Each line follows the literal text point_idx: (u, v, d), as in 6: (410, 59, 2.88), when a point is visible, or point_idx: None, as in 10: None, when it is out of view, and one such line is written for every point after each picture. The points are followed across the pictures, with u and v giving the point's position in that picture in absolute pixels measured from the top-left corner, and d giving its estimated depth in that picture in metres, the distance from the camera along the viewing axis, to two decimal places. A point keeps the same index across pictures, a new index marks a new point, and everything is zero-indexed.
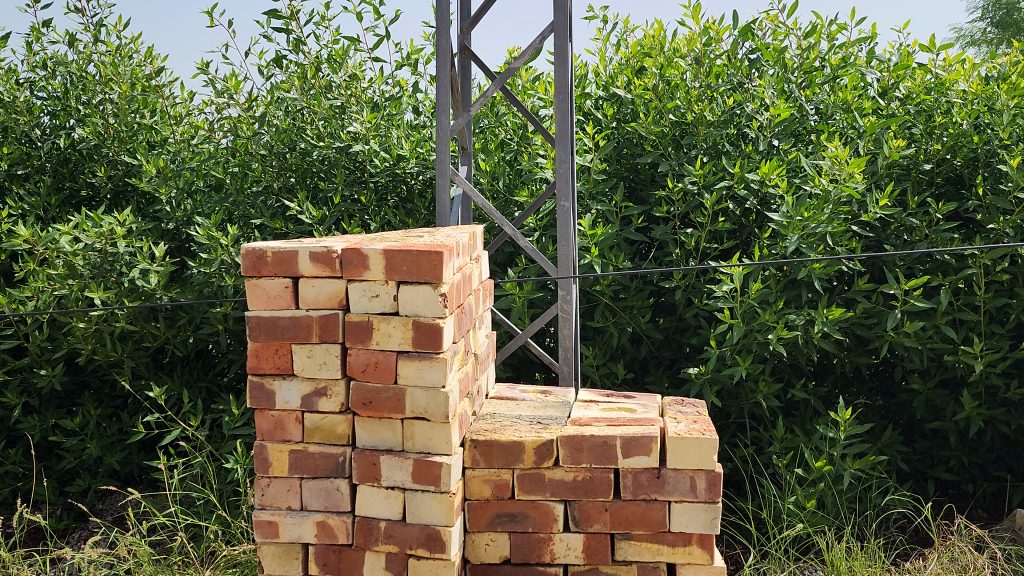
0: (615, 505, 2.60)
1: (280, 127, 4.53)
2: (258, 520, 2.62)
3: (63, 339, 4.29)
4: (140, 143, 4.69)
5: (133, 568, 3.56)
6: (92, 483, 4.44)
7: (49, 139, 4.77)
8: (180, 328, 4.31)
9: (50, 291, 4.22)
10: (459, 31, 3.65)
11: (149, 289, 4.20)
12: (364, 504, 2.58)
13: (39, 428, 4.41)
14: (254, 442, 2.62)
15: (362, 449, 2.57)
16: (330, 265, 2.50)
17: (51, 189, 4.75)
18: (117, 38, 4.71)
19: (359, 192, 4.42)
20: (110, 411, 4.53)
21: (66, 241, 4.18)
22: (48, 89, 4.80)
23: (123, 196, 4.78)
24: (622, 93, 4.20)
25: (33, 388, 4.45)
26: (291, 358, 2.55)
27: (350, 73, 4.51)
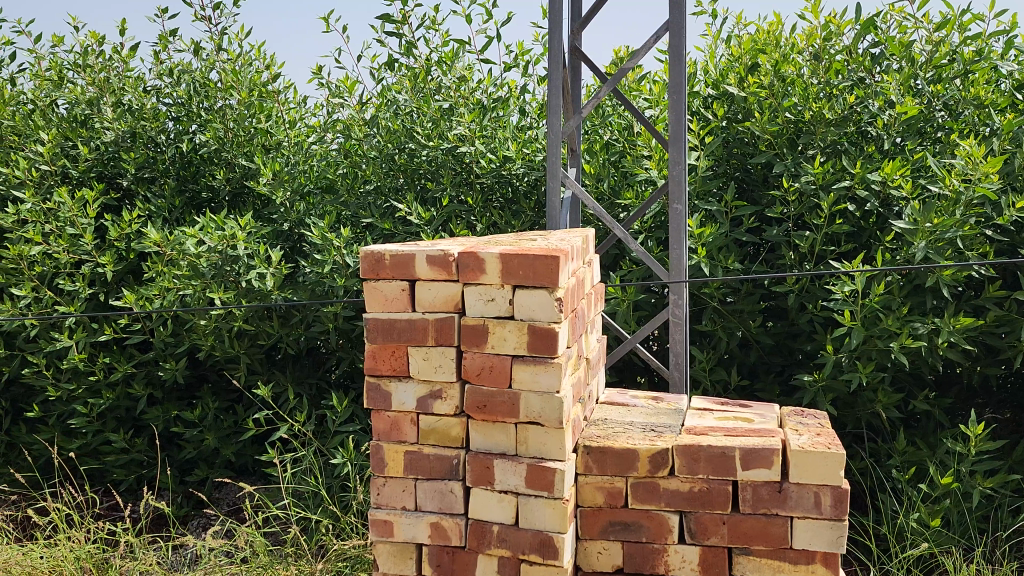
0: (733, 518, 2.52)
1: (391, 128, 4.62)
2: (373, 519, 2.66)
3: (185, 336, 4.47)
4: (256, 147, 4.85)
5: (250, 558, 3.69)
6: (209, 474, 4.65)
7: (172, 145, 4.97)
8: (293, 327, 4.45)
9: (176, 291, 4.44)
10: (570, 32, 3.63)
11: (265, 290, 4.34)
12: (477, 507, 2.58)
13: (162, 420, 4.63)
14: (371, 442, 2.67)
15: (475, 452, 2.57)
16: (447, 268, 2.52)
17: (174, 191, 4.96)
18: (239, 46, 4.90)
19: (465, 194, 4.45)
20: (226, 405, 4.71)
21: (192, 244, 4.36)
22: (171, 96, 5.02)
23: (240, 198, 4.96)
24: (735, 92, 4.06)
25: (157, 380, 4.66)
26: (407, 360, 2.59)
27: (459, 74, 4.55)
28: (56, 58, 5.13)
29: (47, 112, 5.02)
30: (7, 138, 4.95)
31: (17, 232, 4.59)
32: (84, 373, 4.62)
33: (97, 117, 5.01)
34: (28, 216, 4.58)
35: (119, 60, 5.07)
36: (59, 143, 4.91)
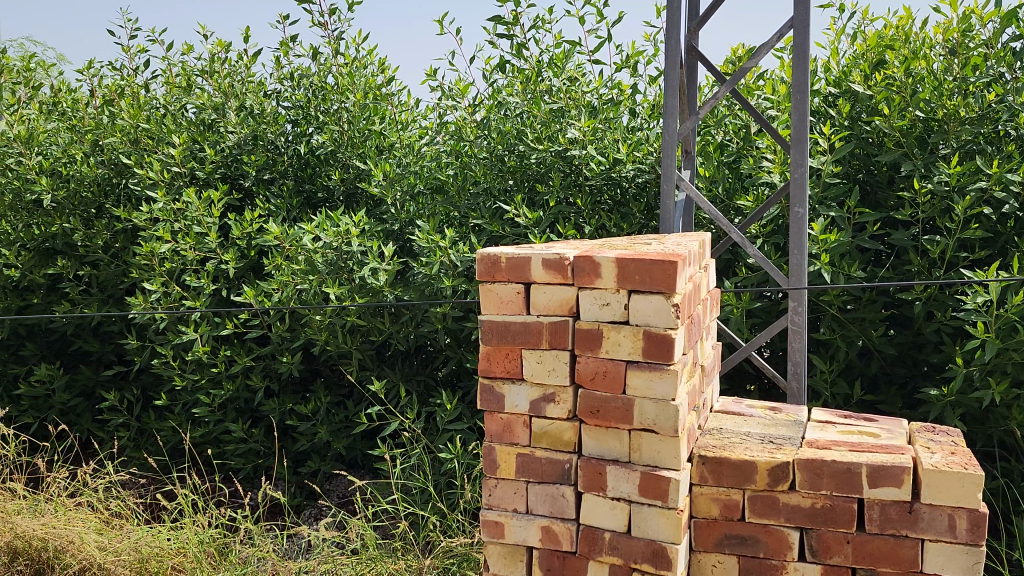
0: (858, 538, 2.42)
1: (500, 130, 4.61)
2: (485, 519, 2.68)
3: (301, 330, 4.65)
4: (370, 148, 5.00)
5: (360, 550, 3.79)
6: (321, 466, 4.80)
7: (290, 147, 5.15)
8: (403, 324, 4.53)
9: (293, 285, 4.59)
10: (687, 31, 3.56)
11: (377, 287, 4.44)
12: (589, 513, 2.56)
13: (278, 411, 4.80)
14: (483, 443, 2.68)
15: (588, 458, 2.55)
16: (562, 271, 2.51)
17: (292, 192, 5.14)
18: (355, 51, 5.03)
19: (574, 196, 4.42)
20: (338, 400, 4.85)
21: (309, 240, 4.54)
22: (290, 100, 5.20)
23: (354, 199, 5.10)
24: (860, 89, 3.87)
25: (274, 373, 4.84)
26: (520, 363, 2.59)
27: (569, 76, 4.52)
28: (186, 66, 5.40)
29: (177, 115, 5.27)
30: (141, 141, 5.18)
31: (149, 229, 4.84)
32: (207, 364, 4.83)
33: (222, 121, 5.23)
34: (159, 215, 4.82)
35: (243, 66, 5.30)
36: (189, 147, 5.11)
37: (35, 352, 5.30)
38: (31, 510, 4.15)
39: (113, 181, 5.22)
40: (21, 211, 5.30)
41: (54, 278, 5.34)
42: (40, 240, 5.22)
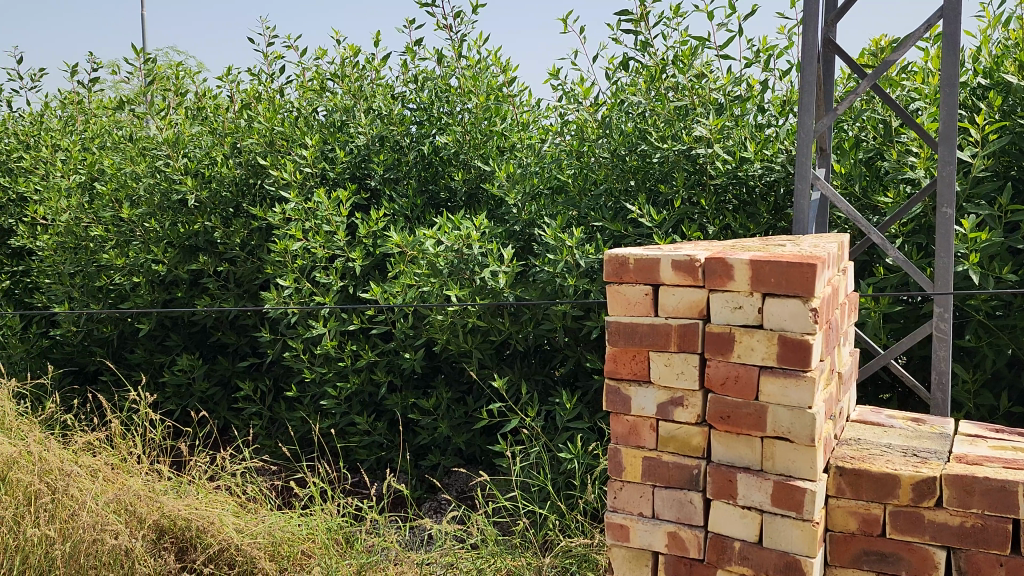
0: (1013, 561, 2.27)
1: (623, 131, 4.56)
2: (609, 522, 2.66)
3: (424, 329, 4.73)
4: (491, 148, 5.07)
5: (481, 546, 3.85)
6: (442, 460, 4.90)
7: (415, 147, 5.28)
8: (523, 325, 4.56)
9: (416, 287, 4.67)
10: (824, 24, 3.43)
11: (497, 288, 4.48)
12: (718, 521, 2.51)
13: (401, 406, 4.93)
14: (609, 445, 2.67)
15: (718, 464, 2.50)
16: (693, 273, 2.46)
17: (417, 191, 5.26)
18: (478, 53, 5.12)
19: (698, 195, 4.34)
20: (458, 396, 4.95)
21: (431, 244, 4.58)
22: (415, 102, 5.32)
23: (475, 199, 5.17)
24: (1015, 80, 3.62)
25: (397, 368, 4.97)
26: (648, 365, 2.56)
27: (696, 73, 4.43)
28: (318, 70, 5.62)
29: (309, 119, 5.49)
30: (276, 143, 5.41)
31: (283, 228, 5.04)
32: (334, 359, 4.99)
33: (352, 122, 5.40)
34: (292, 215, 5.02)
35: (371, 69, 5.47)
36: (321, 149, 5.28)
37: (178, 343, 5.61)
38: (175, 491, 4.40)
39: (250, 181, 5.47)
40: (167, 210, 5.61)
41: (196, 274, 5.62)
42: (184, 237, 5.51)
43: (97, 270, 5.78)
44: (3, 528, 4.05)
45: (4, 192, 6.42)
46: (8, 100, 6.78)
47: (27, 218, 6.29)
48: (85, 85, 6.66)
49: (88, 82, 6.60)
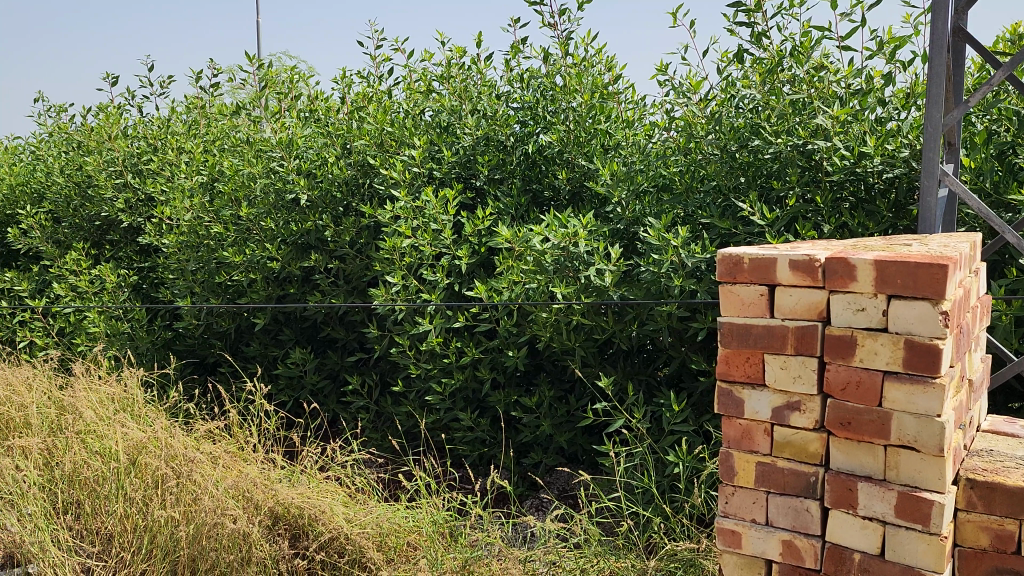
0: None
1: (733, 126, 4.43)
2: (721, 527, 2.62)
3: (527, 326, 4.74)
4: (596, 147, 5.04)
5: (584, 546, 3.84)
6: (544, 458, 4.92)
7: (519, 146, 5.30)
8: (626, 323, 4.51)
9: (522, 284, 4.67)
10: (954, 12, 3.26)
11: (602, 286, 4.47)
12: (837, 531, 2.42)
13: (503, 403, 4.97)
14: (721, 449, 2.62)
15: (837, 472, 2.41)
16: (812, 273, 2.37)
17: (521, 190, 5.28)
18: (584, 51, 5.10)
19: (813, 192, 4.20)
20: (560, 395, 4.95)
21: (538, 241, 4.58)
22: (520, 101, 5.35)
23: (580, 198, 5.17)
24: None
25: (501, 366, 5.00)
26: (763, 368, 2.49)
27: (814, 65, 4.26)
28: (425, 72, 5.72)
29: (416, 120, 5.60)
30: (386, 144, 5.55)
31: (391, 226, 5.15)
32: (439, 355, 5.05)
33: (458, 123, 5.47)
34: (400, 213, 5.11)
35: (477, 70, 5.53)
36: (428, 149, 5.37)
37: (291, 337, 5.82)
38: (288, 480, 4.57)
39: (359, 181, 5.62)
40: (282, 209, 5.81)
41: (307, 271, 5.81)
42: (297, 236, 5.69)
43: (216, 266, 6.04)
44: (134, 509, 4.31)
45: (133, 192, 6.79)
46: (137, 105, 7.17)
47: (154, 218, 6.65)
48: (207, 90, 6.99)
49: (209, 87, 6.92)
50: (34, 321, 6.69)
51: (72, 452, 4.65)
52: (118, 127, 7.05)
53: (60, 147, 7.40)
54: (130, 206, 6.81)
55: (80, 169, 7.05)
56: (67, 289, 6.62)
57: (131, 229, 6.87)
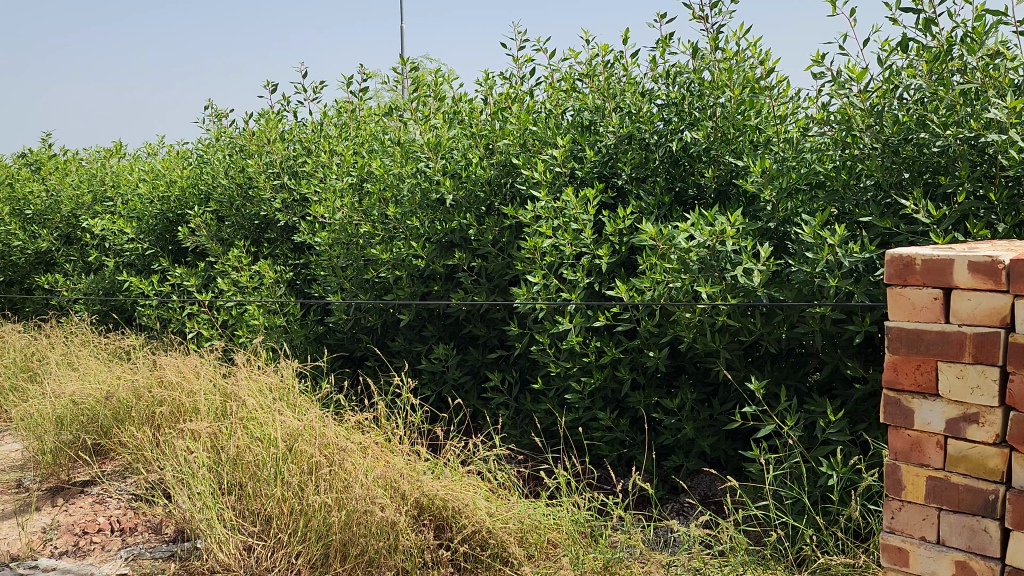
0: None
1: (896, 119, 4.20)
2: (885, 543, 2.53)
3: (670, 327, 4.65)
4: (745, 144, 4.91)
5: (731, 554, 3.75)
6: (685, 462, 4.83)
7: (663, 144, 5.21)
8: (775, 325, 4.35)
9: (665, 283, 4.58)
10: None
11: (750, 287, 4.32)
12: (1019, 554, 2.29)
13: (643, 404, 4.91)
14: (886, 461, 2.53)
15: (1020, 491, 2.28)
16: (994, 276, 2.25)
17: (664, 188, 5.19)
18: (735, 45, 4.97)
19: (986, 188, 3.96)
20: (703, 398, 4.86)
21: (683, 239, 4.49)
22: (665, 98, 5.27)
23: (726, 195, 5.05)
24: None
25: (641, 366, 4.95)
26: (935, 377, 2.38)
27: (989, 52, 4.00)
28: (569, 70, 5.74)
29: (559, 119, 5.64)
30: (529, 144, 5.62)
31: (533, 226, 5.17)
32: (579, 354, 5.03)
33: (601, 122, 5.44)
34: (542, 212, 5.14)
35: (621, 67, 5.49)
36: (571, 149, 5.36)
37: (434, 333, 5.97)
38: (433, 472, 4.70)
39: (502, 180, 5.71)
40: (427, 209, 5.98)
41: (451, 269, 5.95)
42: (442, 234, 5.84)
43: (365, 263, 6.28)
44: (290, 493, 4.55)
45: (289, 193, 7.16)
46: (294, 110, 7.56)
47: (308, 217, 6.98)
48: (357, 95, 7.28)
49: (360, 91, 7.21)
50: (200, 313, 7.18)
51: (236, 437, 4.96)
52: (277, 131, 7.47)
53: (224, 151, 7.90)
54: (286, 205, 7.18)
55: (242, 171, 7.51)
56: (230, 284, 7.06)
57: (287, 227, 7.24)
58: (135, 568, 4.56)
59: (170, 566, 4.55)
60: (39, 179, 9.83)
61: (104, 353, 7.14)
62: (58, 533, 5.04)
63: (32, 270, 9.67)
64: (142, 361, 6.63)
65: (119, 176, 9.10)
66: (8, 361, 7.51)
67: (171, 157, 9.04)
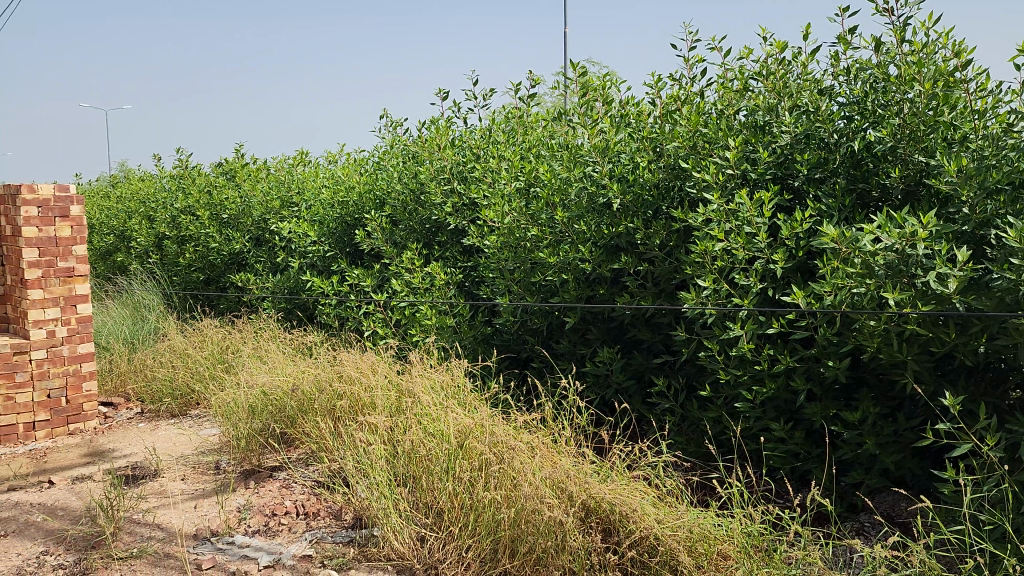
0: None
1: None
2: None
3: (851, 335, 4.42)
4: (936, 142, 4.58)
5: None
6: (866, 479, 4.58)
7: (844, 143, 4.97)
8: (972, 336, 4.06)
9: (847, 288, 4.35)
10: None
11: (944, 294, 4.04)
12: None
13: (820, 416, 4.69)
14: None
15: None
16: None
17: (845, 190, 4.94)
18: (925, 36, 4.67)
19: None
20: (886, 412, 4.59)
21: (868, 241, 4.25)
22: (847, 95, 5.02)
23: (915, 197, 4.75)
24: None
25: (818, 376, 4.74)
26: None
27: None
28: (742, 70, 5.58)
29: (731, 120, 5.50)
30: (699, 146, 5.52)
31: (703, 230, 5.06)
32: (750, 362, 4.87)
33: (776, 122, 5.23)
34: (713, 216, 5.01)
35: (797, 64, 5.28)
36: (744, 150, 5.21)
37: (599, 337, 5.97)
38: (600, 475, 4.71)
39: (671, 184, 5.64)
40: (594, 212, 5.99)
41: (617, 272, 5.94)
42: (608, 238, 5.84)
43: (532, 266, 6.38)
44: (462, 488, 4.70)
45: (459, 198, 7.40)
46: (464, 117, 7.81)
47: (477, 221, 7.18)
48: (525, 101, 7.42)
49: (528, 97, 7.35)
50: (376, 313, 7.55)
51: (412, 432, 5.18)
52: (448, 137, 7.74)
53: (398, 158, 8.27)
54: (456, 210, 7.42)
55: (415, 177, 7.83)
56: (403, 285, 7.38)
57: (457, 231, 7.48)
58: (319, 550, 4.84)
59: (350, 550, 4.79)
60: (234, 186, 10.69)
61: (289, 348, 7.65)
62: (251, 513, 5.44)
63: (227, 270, 10.52)
64: (324, 356, 7.06)
65: (303, 183, 9.74)
66: (207, 353, 8.20)
67: (349, 164, 9.58)
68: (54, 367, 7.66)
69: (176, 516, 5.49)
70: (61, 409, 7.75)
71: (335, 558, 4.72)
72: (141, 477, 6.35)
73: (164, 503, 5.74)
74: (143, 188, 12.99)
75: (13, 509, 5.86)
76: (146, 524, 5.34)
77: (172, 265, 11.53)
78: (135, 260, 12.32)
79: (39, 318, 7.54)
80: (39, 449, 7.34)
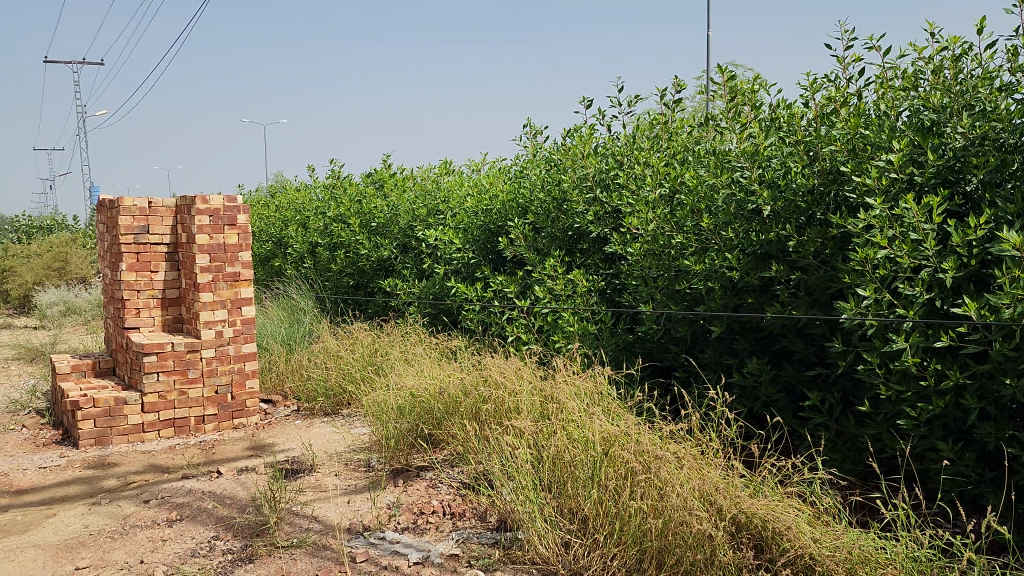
0: None
1: None
2: None
3: None
4: None
5: None
6: None
7: None
8: None
9: None
10: None
11: None
12: None
13: (994, 437, 4.36)
14: None
15: None
16: None
17: None
18: None
19: None
20: None
21: None
22: None
23: None
24: None
25: (992, 394, 4.43)
26: None
27: None
28: (908, 68, 5.30)
29: (894, 121, 5.22)
30: (859, 149, 5.24)
31: (864, 237, 4.83)
32: (914, 377, 4.60)
33: (947, 122, 4.92)
34: (875, 222, 4.77)
35: (972, 60, 4.96)
36: (909, 152, 4.93)
37: (746, 347, 5.80)
38: (750, 490, 4.57)
39: (827, 189, 5.39)
40: (743, 219, 5.84)
41: (767, 281, 5.76)
42: (758, 245, 5.67)
43: (677, 274, 6.29)
44: (607, 495, 4.64)
45: (602, 206, 7.38)
46: (607, 125, 7.80)
47: (620, 228, 7.15)
48: (670, 107, 7.33)
49: (673, 103, 7.26)
50: (519, 319, 7.65)
51: (556, 438, 5.20)
52: (591, 145, 7.75)
53: (540, 166, 8.36)
54: (599, 218, 7.41)
55: (558, 185, 7.89)
56: (545, 292, 7.44)
57: (600, 239, 7.48)
58: (466, 550, 4.95)
59: (496, 552, 4.86)
60: (382, 196, 11.13)
61: (435, 352, 7.89)
62: (401, 510, 5.63)
63: (375, 276, 10.97)
64: (468, 361, 7.21)
65: (449, 192, 10.02)
66: (358, 355, 8.58)
67: (493, 174, 9.77)
68: (221, 364, 8.23)
69: (331, 510, 5.76)
70: (227, 404, 8.31)
71: (482, 559, 4.81)
72: (299, 471, 6.71)
73: (320, 497, 6.04)
74: (298, 198, 13.73)
75: (187, 495, 6.33)
76: (304, 516, 5.63)
77: (324, 270, 12.12)
78: (290, 266, 13.03)
79: (209, 319, 8.13)
80: (208, 441, 7.90)
